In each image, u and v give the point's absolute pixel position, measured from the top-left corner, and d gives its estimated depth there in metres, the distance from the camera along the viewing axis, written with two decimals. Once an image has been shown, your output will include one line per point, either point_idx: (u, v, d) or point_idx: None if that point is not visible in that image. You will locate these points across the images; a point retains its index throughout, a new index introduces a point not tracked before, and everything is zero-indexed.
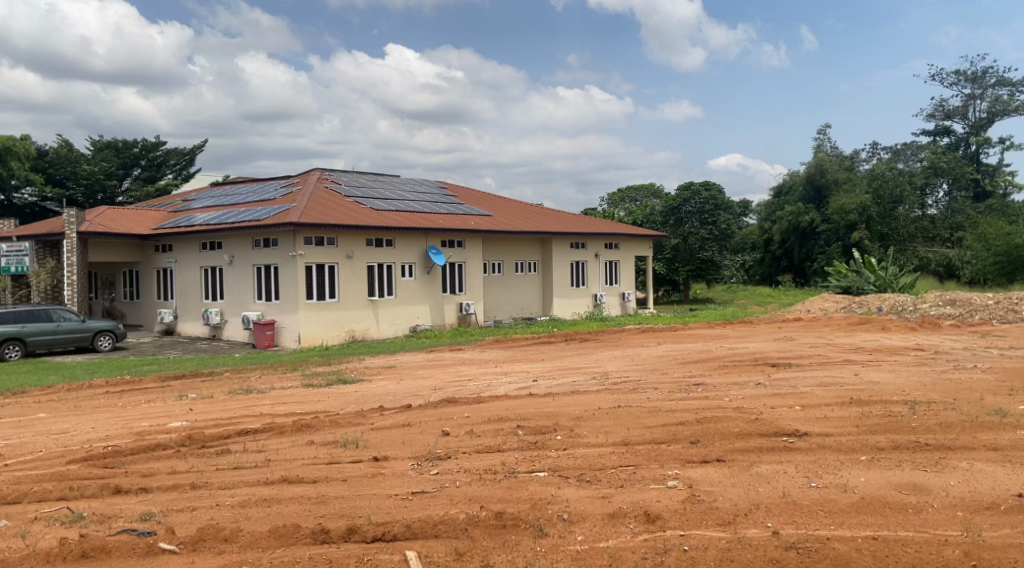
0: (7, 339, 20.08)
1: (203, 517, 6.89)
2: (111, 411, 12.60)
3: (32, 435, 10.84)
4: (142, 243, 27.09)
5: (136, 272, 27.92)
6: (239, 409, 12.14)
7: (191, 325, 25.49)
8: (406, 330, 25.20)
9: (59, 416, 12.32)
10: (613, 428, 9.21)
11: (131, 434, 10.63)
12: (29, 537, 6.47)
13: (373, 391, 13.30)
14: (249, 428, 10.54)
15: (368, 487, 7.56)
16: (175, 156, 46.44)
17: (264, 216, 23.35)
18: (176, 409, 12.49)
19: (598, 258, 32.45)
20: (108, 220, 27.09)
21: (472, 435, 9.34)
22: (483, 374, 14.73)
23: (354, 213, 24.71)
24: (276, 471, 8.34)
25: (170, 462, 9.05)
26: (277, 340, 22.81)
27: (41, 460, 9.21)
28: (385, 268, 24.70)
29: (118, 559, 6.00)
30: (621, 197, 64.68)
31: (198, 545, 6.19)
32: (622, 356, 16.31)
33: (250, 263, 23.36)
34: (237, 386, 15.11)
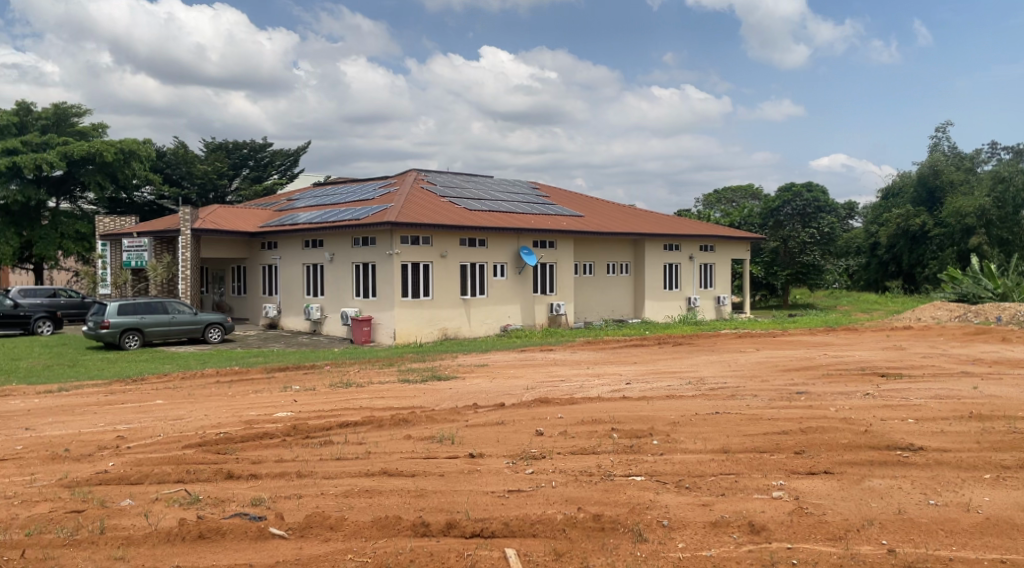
0: (127, 329, 21.37)
1: (308, 505, 7.14)
2: (222, 399, 13.26)
3: (150, 420, 11.51)
4: (250, 240, 28.29)
5: (244, 268, 29.19)
6: (340, 402, 12.53)
7: (293, 320, 26.46)
8: (497, 329, 25.42)
9: (175, 403, 13.01)
10: (711, 434, 9.01)
11: (241, 422, 11.12)
12: (151, 517, 6.86)
13: (468, 389, 13.46)
14: (349, 420, 10.85)
15: (465, 482, 7.66)
16: (281, 157, 48.35)
17: (363, 215, 23.99)
18: (281, 400, 13.00)
19: (692, 260, 31.84)
20: (218, 217, 28.43)
21: (567, 436, 9.33)
22: (576, 376, 14.68)
23: (451, 213, 25.09)
24: (377, 463, 8.56)
25: (277, 450, 9.44)
26: (373, 336, 23.41)
27: (159, 444, 9.78)
28: (478, 268, 24.98)
29: (232, 541, 6.29)
30: (717, 198, 63.23)
31: (306, 531, 6.42)
32: (719, 362, 15.95)
33: (349, 261, 24.06)
34: (337, 379, 15.59)
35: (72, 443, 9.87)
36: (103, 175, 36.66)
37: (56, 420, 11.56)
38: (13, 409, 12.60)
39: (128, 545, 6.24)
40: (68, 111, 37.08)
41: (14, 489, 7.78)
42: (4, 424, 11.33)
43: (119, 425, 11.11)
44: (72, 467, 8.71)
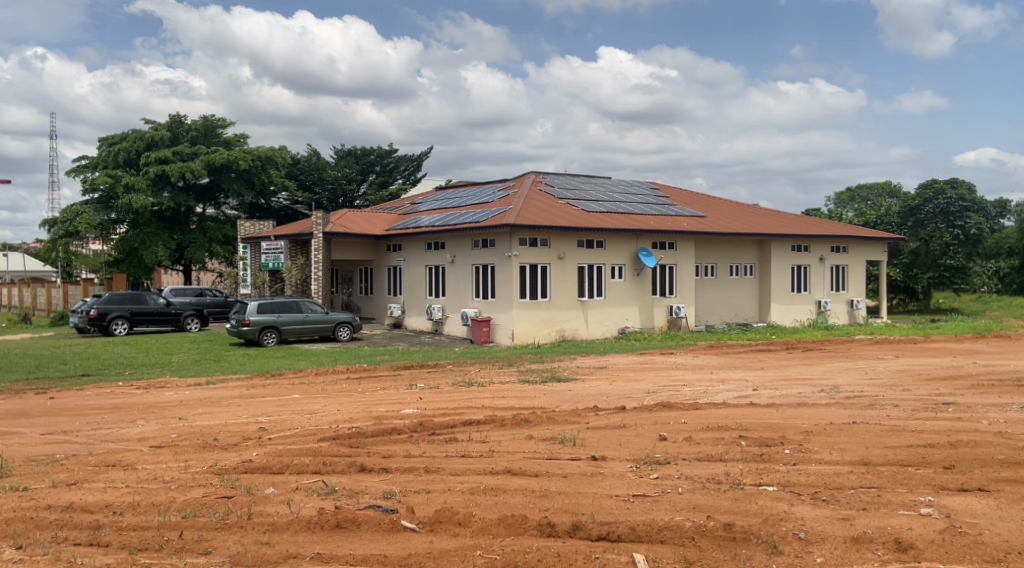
0: (265, 326, 22.63)
1: (437, 500, 7.33)
2: (352, 395, 13.82)
3: (289, 413, 12.14)
4: (376, 242, 29.32)
5: (371, 270, 30.29)
6: (463, 400, 12.78)
7: (416, 320, 27.20)
8: (615, 331, 25.22)
9: (309, 398, 13.65)
10: (849, 445, 8.59)
11: (370, 417, 11.55)
12: (293, 505, 7.23)
13: (588, 391, 13.42)
14: (473, 419, 11.05)
15: (589, 485, 7.64)
16: (405, 162, 49.83)
17: (484, 217, 24.37)
18: (407, 397, 13.41)
19: (823, 261, 30.44)
20: (347, 221, 29.66)
21: (692, 442, 9.13)
22: (701, 380, 14.32)
23: (572, 216, 25.10)
24: (500, 462, 8.67)
25: (405, 445, 9.74)
26: (492, 337, 23.72)
27: (297, 436, 10.31)
28: (598, 269, 24.90)
29: (367, 532, 6.55)
30: (851, 196, 60.54)
31: (435, 526, 6.60)
32: (854, 369, 15.16)
33: (471, 263, 24.51)
34: (460, 379, 15.90)
35: (220, 433, 10.55)
36: (243, 183, 38.90)
37: (204, 411, 12.39)
38: (167, 400, 13.61)
39: (272, 531, 6.61)
40: (214, 123, 39.64)
41: (171, 474, 8.40)
42: (159, 413, 12.25)
43: (259, 417, 11.78)
44: (220, 455, 9.32)
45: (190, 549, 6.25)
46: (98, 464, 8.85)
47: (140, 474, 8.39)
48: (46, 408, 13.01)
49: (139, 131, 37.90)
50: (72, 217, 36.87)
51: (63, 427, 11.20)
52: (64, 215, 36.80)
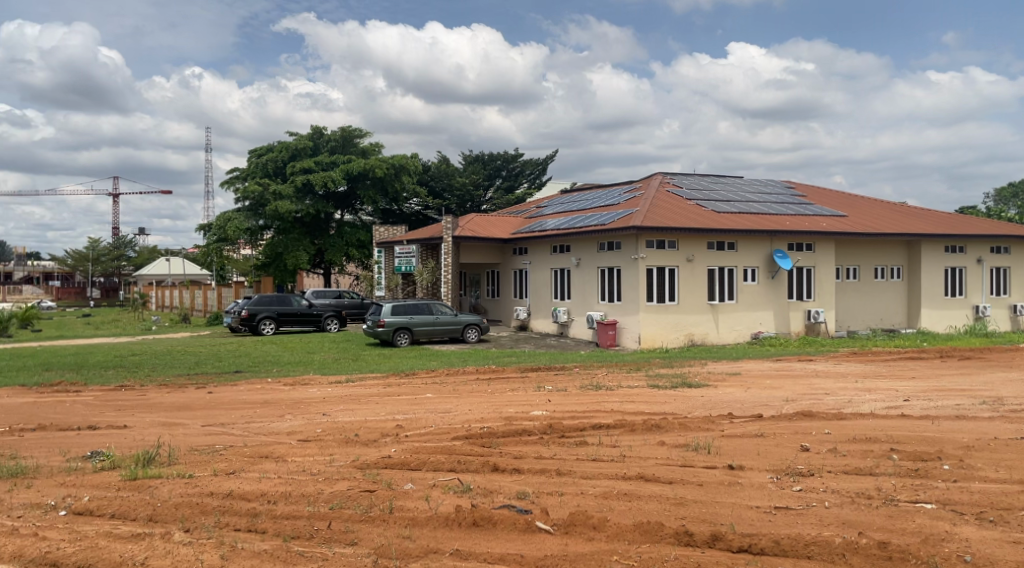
0: (399, 327, 23.41)
1: (571, 503, 7.32)
2: (483, 396, 14.05)
3: (423, 412, 12.50)
4: (502, 246, 29.71)
5: (498, 272, 30.71)
6: (593, 404, 12.71)
7: (542, 322, 27.31)
8: (747, 337, 24.38)
9: (442, 398, 13.98)
10: (1017, 463, 7.92)
11: (500, 418, 11.70)
12: (431, 501, 7.44)
13: (722, 398, 13.03)
14: (603, 423, 10.97)
15: (727, 495, 7.41)
16: (531, 167, 50.26)
17: (611, 219, 24.21)
18: (536, 399, 13.49)
19: (980, 263, 28.25)
20: (475, 225, 30.21)
21: (837, 454, 8.68)
22: (845, 389, 13.57)
23: (704, 217, 24.49)
24: (633, 467, 8.57)
25: (536, 447, 9.79)
26: (619, 341, 23.49)
27: (432, 434, 10.60)
28: (730, 272, 24.17)
29: (502, 531, 6.63)
30: (1014, 192, 55.88)
31: (570, 529, 6.59)
32: (1020, 380, 13.91)
33: (597, 266, 24.41)
34: (588, 382, 15.84)
35: (360, 429, 11.00)
36: (377, 190, 40.42)
37: (345, 408, 12.95)
38: (311, 396, 14.34)
39: (413, 525, 6.81)
40: (352, 133, 41.47)
41: (318, 467, 8.84)
42: (304, 409, 12.91)
43: (395, 415, 12.19)
44: (362, 450, 9.70)
45: (338, 539, 6.54)
46: (252, 455, 9.45)
47: (290, 466, 8.88)
48: (205, 401, 14.02)
49: (284, 142, 40.27)
50: (226, 223, 39.68)
51: (220, 420, 12.02)
52: (218, 221, 39.69)
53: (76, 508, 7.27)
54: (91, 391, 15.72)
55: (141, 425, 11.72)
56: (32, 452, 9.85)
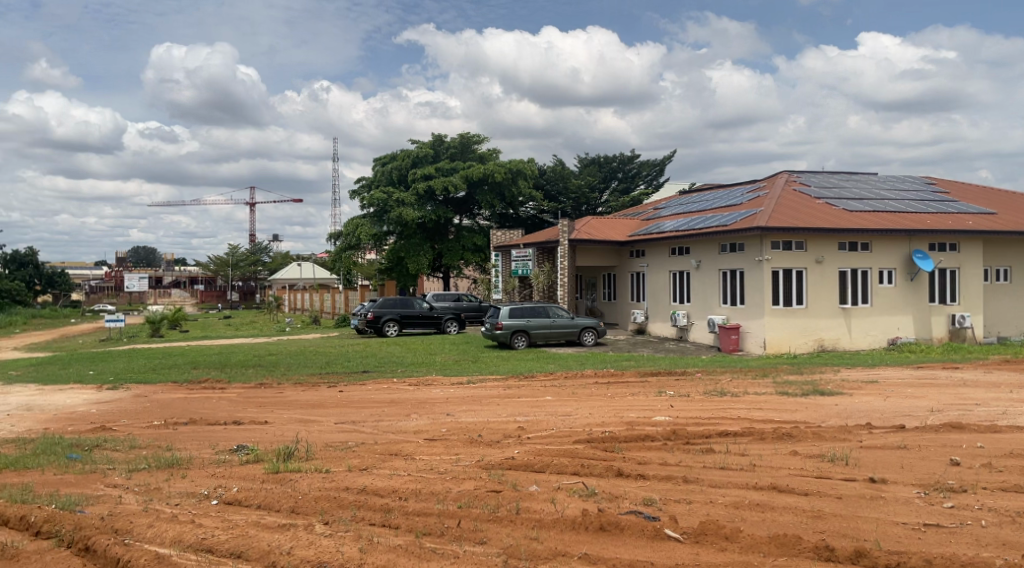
0: (516, 330, 23.62)
1: (700, 511, 7.16)
2: (604, 400, 13.94)
3: (544, 414, 12.55)
4: (619, 249, 29.42)
5: (615, 275, 30.46)
6: (718, 410, 12.37)
7: (660, 326, 26.85)
8: (884, 342, 23.08)
9: (562, 401, 13.97)
10: None
11: (622, 423, 11.59)
12: (558, 504, 7.45)
13: (857, 407, 12.39)
14: (730, 430, 10.67)
15: (869, 510, 7.03)
16: (648, 168, 49.66)
17: (732, 219, 23.57)
18: (659, 404, 13.26)
19: None
20: (592, 228, 30.10)
21: (992, 470, 8.07)
22: (998, 400, 12.57)
23: (834, 216, 23.41)
24: (764, 477, 8.28)
25: (660, 453, 9.62)
26: (742, 345, 22.76)
27: (553, 437, 10.62)
28: (863, 274, 22.97)
29: (630, 537, 6.57)
30: None
31: (701, 538, 6.44)
32: None
33: (718, 268, 23.79)
34: (713, 387, 15.42)
35: (483, 430, 11.18)
36: (495, 195, 40.94)
37: (468, 409, 13.19)
38: (435, 397, 14.69)
39: (540, 527, 6.85)
40: (470, 139, 42.22)
41: (444, 466, 9.04)
42: (429, 409, 13.24)
43: (517, 417, 12.30)
44: (486, 451, 9.85)
45: (468, 538, 6.66)
46: (382, 452, 9.78)
47: (419, 464, 9.13)
48: (336, 399, 14.64)
49: (406, 150, 41.49)
50: (353, 229, 41.44)
51: (351, 417, 12.51)
52: (347, 228, 41.51)
53: (226, 498, 7.75)
54: (234, 388, 16.73)
55: (279, 421, 12.37)
56: (185, 444, 10.59)
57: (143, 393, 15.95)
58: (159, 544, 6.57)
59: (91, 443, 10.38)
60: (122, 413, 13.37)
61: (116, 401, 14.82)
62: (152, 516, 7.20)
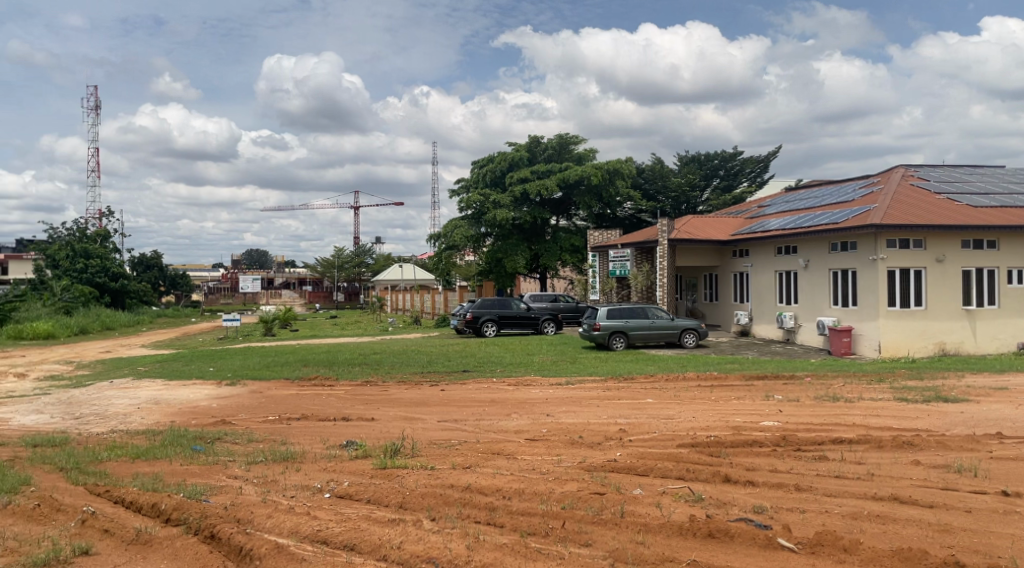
0: (614, 331, 23.40)
1: (815, 521, 6.88)
2: (708, 403, 13.61)
3: (646, 417, 12.36)
4: (721, 248, 28.68)
5: (716, 276, 29.73)
6: (830, 416, 11.87)
7: (765, 328, 26.01)
8: (1012, 347, 21.61)
9: (664, 403, 13.73)
10: None
11: (728, 427, 11.29)
12: (664, 509, 7.32)
13: (985, 415, 11.61)
14: (843, 437, 10.22)
15: (1002, 525, 6.59)
16: (751, 165, 48.26)
17: (843, 217, 22.60)
18: (766, 409, 12.85)
19: None
20: (693, 227, 29.49)
21: None
22: None
23: (955, 212, 22.12)
24: (884, 487, 7.87)
25: (769, 460, 9.30)
26: (854, 349, 21.76)
27: (656, 441, 10.44)
28: (989, 273, 21.58)
29: (741, 545, 6.39)
30: None
31: (817, 549, 6.21)
32: None
33: (828, 268, 22.86)
34: (824, 392, 14.81)
35: (584, 431, 11.12)
36: (592, 196, 40.66)
37: (568, 410, 13.15)
38: (535, 397, 14.74)
39: (646, 531, 6.75)
40: (567, 140, 42.06)
41: (547, 466, 9.04)
42: (529, 409, 13.27)
43: (618, 419, 12.18)
44: (588, 452, 9.79)
45: (573, 539, 6.63)
46: (485, 451, 9.88)
47: (521, 464, 9.17)
48: (439, 397, 14.90)
49: (504, 153, 41.81)
50: (452, 231, 42.14)
51: (453, 416, 12.70)
52: (445, 230, 42.26)
53: (338, 492, 8.01)
54: (342, 385, 17.30)
55: (385, 418, 12.69)
56: (298, 439, 11.02)
57: (257, 389, 16.70)
58: (278, 534, 6.84)
59: (213, 436, 10.96)
60: (239, 408, 14.04)
61: (234, 396, 15.57)
62: (270, 507, 7.52)
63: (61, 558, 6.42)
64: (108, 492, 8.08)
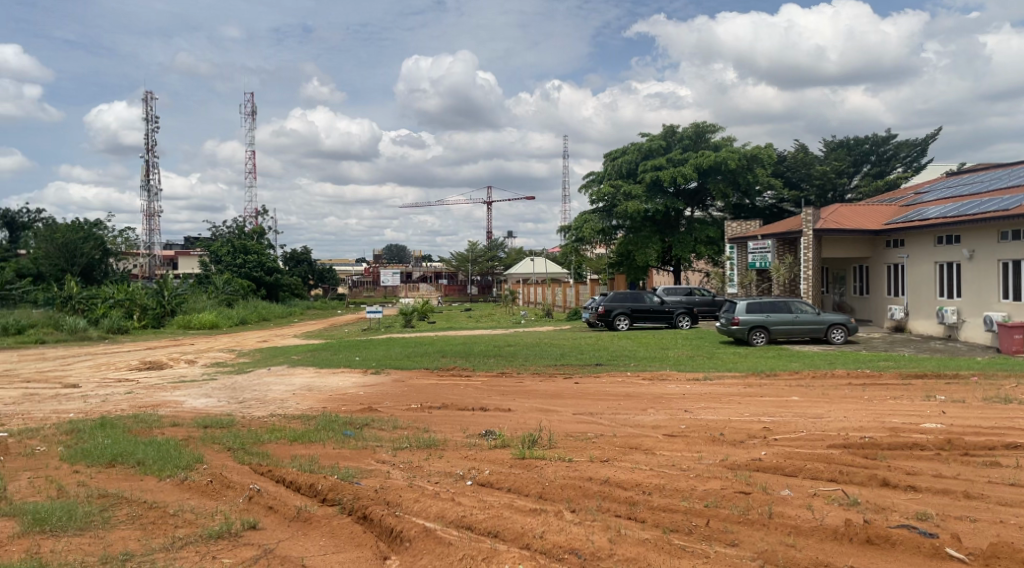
0: (755, 326, 22.58)
1: (989, 531, 6.37)
2: (859, 402, 12.85)
3: (792, 415, 11.83)
4: (873, 239, 27.00)
5: (867, 268, 28.04)
6: (1002, 420, 10.90)
7: (923, 324, 24.23)
8: None
9: (810, 401, 13.09)
10: None
11: (884, 428, 10.60)
12: (817, 512, 6.99)
13: None
14: (1019, 442, 9.35)
15: None
16: (907, 148, 45.09)
17: (1013, 203, 20.75)
18: (927, 410, 11.97)
19: None
20: (841, 217, 27.94)
21: None
22: None
23: None
24: None
25: (932, 464, 8.66)
26: None
27: (804, 440, 9.97)
28: None
29: (903, 554, 6.06)
30: None
31: (991, 561, 5.82)
32: None
33: (996, 258, 21.08)
34: (991, 393, 13.62)
35: (726, 429, 10.78)
36: (729, 184, 39.33)
37: (708, 406, 12.79)
38: (672, 392, 14.46)
39: (797, 534, 6.48)
40: (704, 128, 40.86)
41: (688, 463, 8.83)
42: (667, 404, 13.03)
43: (762, 416, 11.70)
44: (730, 450, 9.48)
45: (718, 538, 6.46)
46: (622, 445, 9.77)
47: (660, 459, 8.99)
48: (574, 390, 14.92)
49: (637, 144, 41.31)
50: (583, 224, 42.04)
51: (588, 409, 12.66)
52: (576, 222, 42.26)
53: (480, 480, 8.19)
54: (478, 376, 17.67)
55: (521, 409, 12.84)
56: (439, 427, 11.33)
57: (400, 378, 17.36)
58: (424, 518, 7.08)
59: (361, 422, 11.46)
60: (384, 395, 14.66)
61: (378, 385, 16.27)
62: (417, 492, 7.78)
63: (233, 530, 6.92)
64: (270, 471, 8.64)
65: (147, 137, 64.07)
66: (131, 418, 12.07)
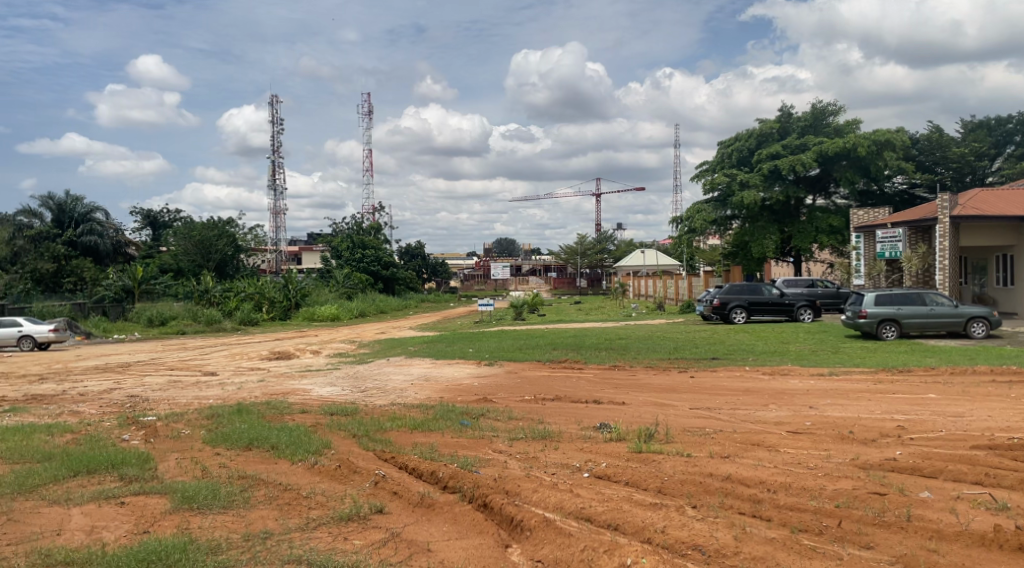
0: (884, 319, 21.42)
1: None
2: (1005, 401, 11.96)
3: (929, 414, 11.15)
4: (1018, 225, 25.09)
5: (1011, 257, 26.08)
6: None
7: None
8: None
9: (949, 399, 12.28)
10: None
11: None
12: (962, 516, 6.56)
13: None
14: None
15: None
16: None
17: None
18: None
19: None
20: (981, 202, 26.12)
21: None
22: None
23: None
24: None
25: None
26: None
27: (945, 440, 9.37)
28: None
29: None
30: None
31: None
32: None
33: None
34: None
35: (855, 427, 10.27)
36: (856, 170, 37.41)
37: (835, 402, 12.24)
38: (794, 388, 13.94)
39: (939, 538, 6.10)
40: (823, 111, 39.18)
41: (816, 461, 8.47)
42: (789, 400, 12.57)
43: (895, 415, 11.09)
44: (861, 449, 9.03)
45: (852, 540, 6.17)
46: (744, 442, 9.50)
47: (785, 457, 8.68)
48: (690, 384, 14.64)
49: (751, 130, 40.17)
50: (695, 215, 41.16)
51: (706, 403, 12.40)
52: (688, 213, 41.35)
53: (597, 472, 8.15)
54: (591, 368, 17.62)
55: (635, 402, 12.69)
56: (554, 419, 11.35)
57: (513, 370, 17.55)
58: (543, 508, 7.11)
59: (478, 413, 11.63)
60: (499, 387, 14.85)
61: (493, 376, 16.50)
62: (536, 482, 7.82)
63: (362, 514, 7.18)
64: (394, 458, 8.92)
65: (273, 139, 67.31)
66: (264, 405, 12.74)
